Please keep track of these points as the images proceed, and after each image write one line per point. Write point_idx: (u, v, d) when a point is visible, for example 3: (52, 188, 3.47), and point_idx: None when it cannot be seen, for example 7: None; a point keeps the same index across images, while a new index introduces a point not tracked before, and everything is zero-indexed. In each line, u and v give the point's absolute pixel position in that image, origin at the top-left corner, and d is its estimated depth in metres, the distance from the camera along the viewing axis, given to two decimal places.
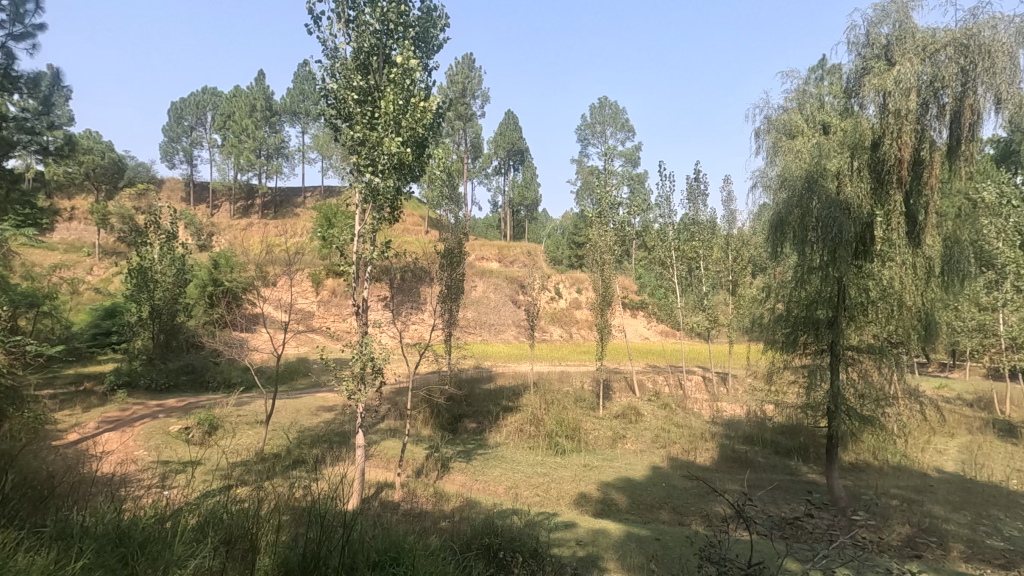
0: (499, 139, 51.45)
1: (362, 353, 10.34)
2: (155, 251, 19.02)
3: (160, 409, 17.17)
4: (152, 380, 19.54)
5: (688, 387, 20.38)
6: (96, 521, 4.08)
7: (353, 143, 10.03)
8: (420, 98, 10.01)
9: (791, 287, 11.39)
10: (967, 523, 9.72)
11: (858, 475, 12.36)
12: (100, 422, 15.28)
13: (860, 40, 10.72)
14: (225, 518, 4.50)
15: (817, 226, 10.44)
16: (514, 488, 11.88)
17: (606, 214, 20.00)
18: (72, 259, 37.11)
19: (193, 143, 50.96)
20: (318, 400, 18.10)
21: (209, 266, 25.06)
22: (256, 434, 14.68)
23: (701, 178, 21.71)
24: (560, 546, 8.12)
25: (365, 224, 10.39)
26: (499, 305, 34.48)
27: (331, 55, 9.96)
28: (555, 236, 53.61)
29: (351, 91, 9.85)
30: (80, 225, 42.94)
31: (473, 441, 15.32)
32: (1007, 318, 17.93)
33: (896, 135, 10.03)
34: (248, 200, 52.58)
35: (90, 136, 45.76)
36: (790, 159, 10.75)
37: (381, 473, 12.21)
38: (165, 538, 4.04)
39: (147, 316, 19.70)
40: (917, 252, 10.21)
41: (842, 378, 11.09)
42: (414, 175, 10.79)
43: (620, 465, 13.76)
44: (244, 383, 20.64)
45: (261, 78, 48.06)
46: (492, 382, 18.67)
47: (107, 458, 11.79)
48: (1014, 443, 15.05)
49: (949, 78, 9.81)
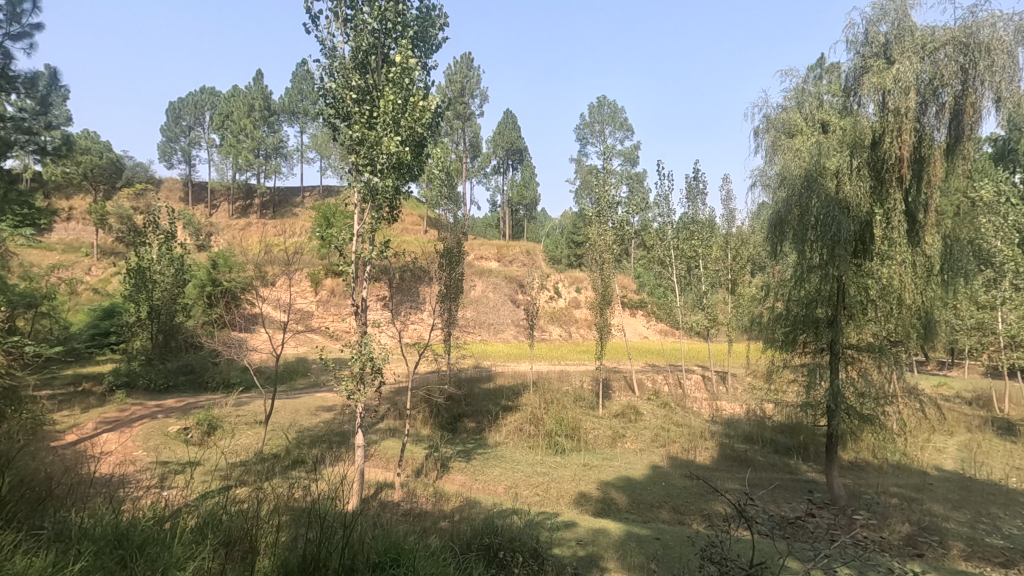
0: (498, 139, 51.46)
1: (361, 352, 10.32)
2: (154, 252, 19.01)
3: (159, 409, 17.14)
4: (151, 381, 19.52)
5: (688, 386, 20.39)
6: (94, 523, 4.06)
7: (351, 143, 9.99)
8: (418, 97, 9.98)
9: (791, 286, 11.38)
10: (967, 521, 9.73)
11: (858, 474, 12.36)
12: (99, 422, 15.26)
13: (859, 39, 10.71)
14: (225, 519, 4.48)
15: (817, 225, 10.43)
16: (514, 488, 11.87)
17: (605, 213, 19.99)
18: (71, 259, 37.07)
19: (192, 143, 50.90)
20: (317, 400, 18.07)
21: (208, 267, 25.05)
22: (255, 434, 14.66)
23: (700, 177, 21.70)
24: (560, 546, 8.11)
25: (364, 224, 10.37)
26: (498, 304, 34.48)
27: (329, 55, 9.94)
28: (555, 236, 53.59)
29: (350, 90, 9.82)
30: (79, 225, 42.90)
31: (473, 441, 15.31)
32: (1006, 316, 17.93)
33: (896, 133, 10.02)
34: (247, 200, 52.51)
35: (88, 136, 45.69)
36: (789, 158, 10.74)
37: (381, 473, 12.20)
38: (164, 540, 4.03)
39: (146, 316, 19.67)
40: (918, 250, 10.20)
41: (842, 377, 11.08)
42: (413, 175, 10.77)
43: (620, 464, 13.76)
44: (243, 383, 20.61)
45: (260, 78, 48.00)
46: (492, 381, 18.65)
47: (106, 459, 11.78)
48: (1013, 441, 15.07)
49: (949, 76, 9.79)
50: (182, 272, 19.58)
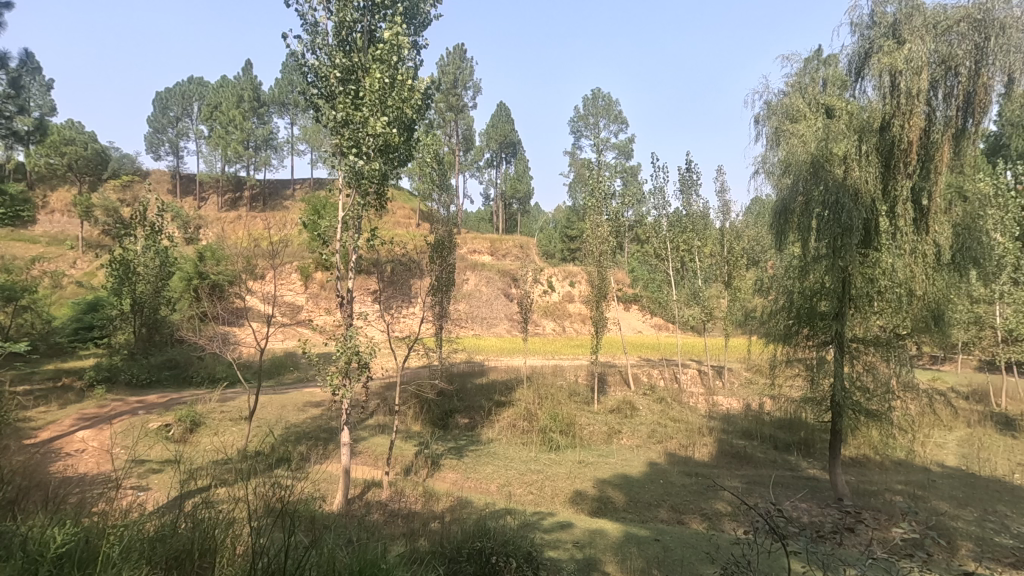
0: (492, 132, 50.84)
1: (347, 345, 9.76)
2: (139, 244, 18.40)
3: (140, 404, 16.53)
4: (133, 375, 18.96)
5: (684, 380, 20.15)
6: (27, 534, 3.58)
7: (335, 124, 9.44)
8: (406, 76, 9.41)
9: (793, 279, 10.95)
10: (975, 520, 9.43)
11: (860, 471, 12.06)
12: (77, 418, 14.68)
13: (864, 21, 10.26)
14: (178, 532, 4.02)
15: (823, 213, 10.04)
16: (507, 486, 11.48)
17: (600, 204, 19.43)
18: (54, 252, 35.90)
19: (180, 134, 49.93)
20: (304, 396, 17.50)
21: (194, 259, 24.49)
22: (239, 431, 14.09)
23: (694, 169, 21.17)
24: (555, 548, 7.73)
25: (349, 210, 9.88)
26: (491, 298, 34.04)
27: (312, 31, 9.38)
28: (546, 230, 53.21)
29: (334, 69, 9.27)
30: (63, 217, 41.84)
31: (465, 437, 14.93)
32: (1003, 311, 17.83)
33: (906, 116, 9.57)
34: (236, 192, 51.66)
35: (72, 125, 44.52)
36: (795, 143, 10.38)
37: (368, 472, 11.75)
38: (107, 557, 3.54)
39: (129, 309, 19.07)
40: (928, 239, 9.73)
41: (847, 371, 10.63)
42: (401, 160, 10.27)
43: (616, 461, 13.40)
44: (228, 378, 20.03)
45: (249, 69, 47.17)
46: (485, 376, 18.27)
47: (80, 458, 11.23)
48: (1013, 436, 14.90)
49: (963, 56, 9.35)
50: (168, 264, 18.87)
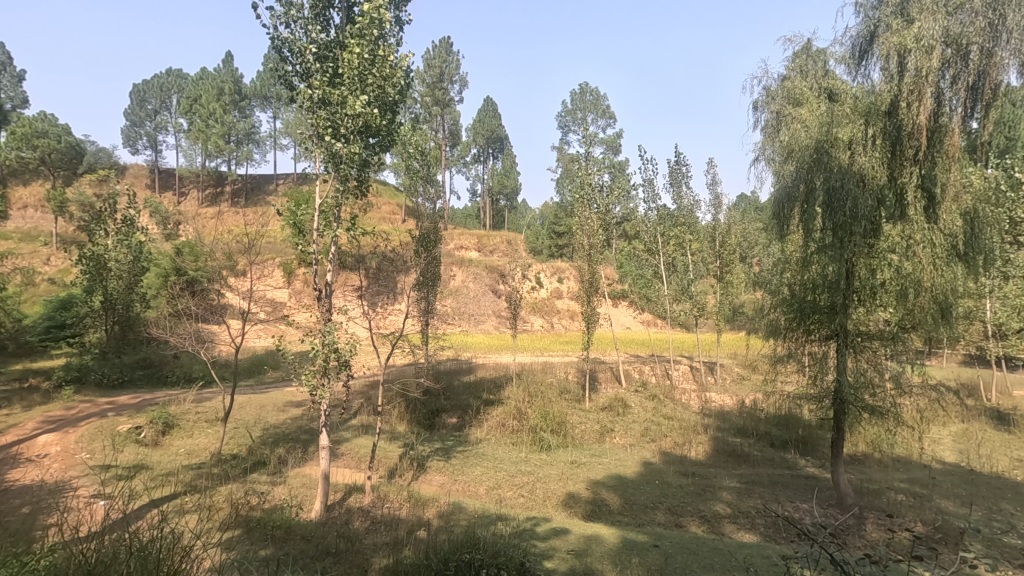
0: (479, 127, 50.17)
1: (324, 343, 9.10)
2: (108, 238, 17.20)
3: (110, 407, 15.53)
4: (104, 376, 18.21)
5: (676, 377, 19.85)
6: None
7: (312, 104, 8.76)
8: (389, 52, 8.70)
9: (794, 270, 10.54)
10: (981, 519, 9.16)
11: (860, 469, 11.75)
12: (41, 421, 13.71)
13: (869, 2, 9.92)
14: (116, 563, 3.50)
15: (827, 202, 9.67)
16: (496, 489, 10.97)
17: (589, 196, 18.88)
18: (26, 250, 34.34)
19: (159, 127, 47.85)
20: (284, 396, 16.78)
21: (171, 255, 23.52)
22: (215, 432, 13.39)
23: (684, 161, 20.79)
24: (550, 558, 7.24)
25: (326, 195, 9.19)
26: (479, 294, 33.40)
27: (286, 3, 8.68)
28: (533, 227, 52.79)
29: (309, 44, 8.61)
30: (37, 213, 40.42)
31: (452, 437, 14.38)
32: (991, 305, 17.89)
33: (915, 97, 9.16)
34: (217, 187, 50.32)
35: (45, 118, 42.87)
36: (797, 128, 10.03)
37: (350, 475, 11.21)
38: None
39: (100, 308, 18.12)
40: (939, 229, 9.30)
41: (851, 366, 10.20)
42: (383, 145, 9.59)
43: (609, 461, 12.95)
44: (206, 377, 19.30)
45: (230, 61, 45.94)
46: (472, 373, 17.71)
47: (40, 465, 10.43)
48: (1008, 432, 14.72)
49: (977, 34, 8.89)
50: (141, 259, 17.91)
